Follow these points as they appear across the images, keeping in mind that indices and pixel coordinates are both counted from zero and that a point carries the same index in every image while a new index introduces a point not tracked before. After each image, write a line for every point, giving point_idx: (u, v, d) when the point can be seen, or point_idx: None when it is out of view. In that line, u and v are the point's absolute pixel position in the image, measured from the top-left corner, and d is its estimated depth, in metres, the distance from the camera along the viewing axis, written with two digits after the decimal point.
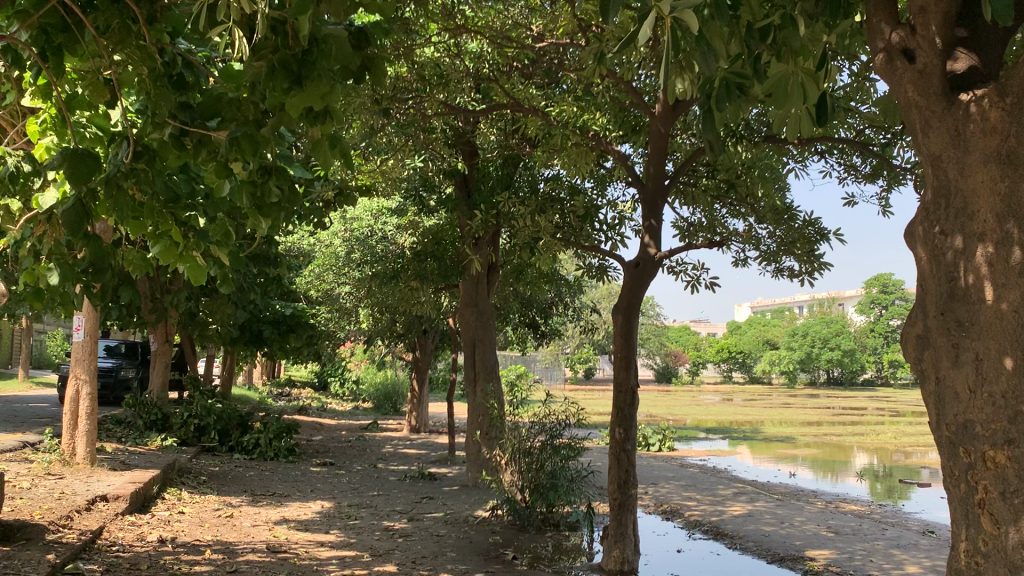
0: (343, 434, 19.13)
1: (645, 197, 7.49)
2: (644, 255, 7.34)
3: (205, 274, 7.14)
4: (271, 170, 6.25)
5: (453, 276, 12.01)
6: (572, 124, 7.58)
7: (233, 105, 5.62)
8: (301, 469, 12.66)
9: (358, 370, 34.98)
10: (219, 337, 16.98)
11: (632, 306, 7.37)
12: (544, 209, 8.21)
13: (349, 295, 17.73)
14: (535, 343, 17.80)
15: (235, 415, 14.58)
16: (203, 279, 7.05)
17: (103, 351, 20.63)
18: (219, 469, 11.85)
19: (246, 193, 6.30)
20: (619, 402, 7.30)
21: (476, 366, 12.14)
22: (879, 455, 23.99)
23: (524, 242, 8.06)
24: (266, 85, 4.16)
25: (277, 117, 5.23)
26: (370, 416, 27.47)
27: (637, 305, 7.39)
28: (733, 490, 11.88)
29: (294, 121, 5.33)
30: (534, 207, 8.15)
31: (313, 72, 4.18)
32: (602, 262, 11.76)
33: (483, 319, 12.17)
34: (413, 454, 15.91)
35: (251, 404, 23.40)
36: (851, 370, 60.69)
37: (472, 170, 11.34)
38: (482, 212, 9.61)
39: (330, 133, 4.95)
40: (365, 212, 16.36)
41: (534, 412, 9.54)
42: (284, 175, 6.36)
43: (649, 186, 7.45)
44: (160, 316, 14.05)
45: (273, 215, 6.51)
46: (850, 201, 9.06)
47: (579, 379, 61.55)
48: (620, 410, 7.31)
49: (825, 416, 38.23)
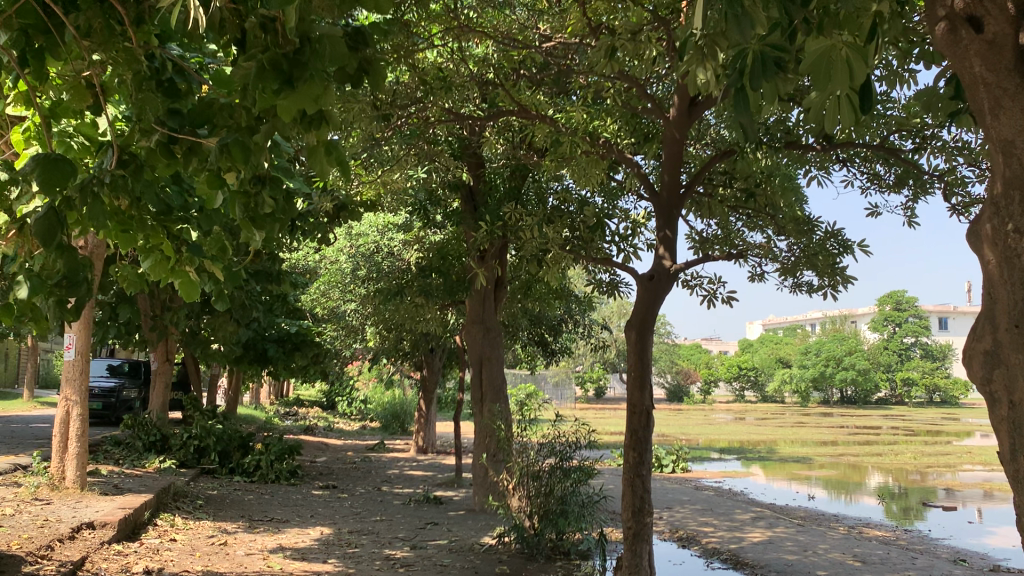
0: (349, 455, 18.71)
1: (659, 206, 7.06)
2: (659, 267, 6.92)
3: (196, 287, 6.81)
4: (264, 179, 5.92)
5: (459, 292, 11.77)
6: (582, 130, 7.16)
7: (227, 111, 5.38)
8: (302, 492, 12.24)
9: (366, 390, 34.57)
10: (222, 355, 16.62)
11: (646, 322, 6.96)
12: (550, 220, 7.85)
13: (354, 313, 17.37)
14: (544, 361, 17.40)
15: (236, 436, 14.20)
16: (194, 294, 6.69)
17: (106, 370, 20.32)
18: (218, 492, 11.45)
19: (239, 204, 5.96)
20: (633, 425, 6.87)
21: (483, 386, 11.73)
22: (894, 475, 23.42)
23: (531, 254, 7.66)
24: (254, 85, 3.76)
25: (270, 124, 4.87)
26: (377, 436, 27.05)
27: (651, 321, 6.97)
28: (751, 514, 11.39)
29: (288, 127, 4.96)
30: (541, 217, 7.79)
31: (305, 72, 3.78)
32: (612, 278, 11.56)
33: (491, 336, 11.76)
34: (419, 476, 15.47)
35: (256, 424, 23.03)
36: (864, 388, 59.88)
37: (479, 182, 11.00)
38: (489, 222, 9.25)
39: (327, 139, 4.60)
40: (371, 227, 15.99)
41: (543, 433, 9.16)
42: (279, 186, 6.00)
43: (663, 194, 7.02)
44: (160, 335, 13.71)
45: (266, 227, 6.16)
46: (874, 212, 8.65)
47: (590, 398, 60.99)
48: (634, 432, 6.87)
49: (840, 436, 37.56)
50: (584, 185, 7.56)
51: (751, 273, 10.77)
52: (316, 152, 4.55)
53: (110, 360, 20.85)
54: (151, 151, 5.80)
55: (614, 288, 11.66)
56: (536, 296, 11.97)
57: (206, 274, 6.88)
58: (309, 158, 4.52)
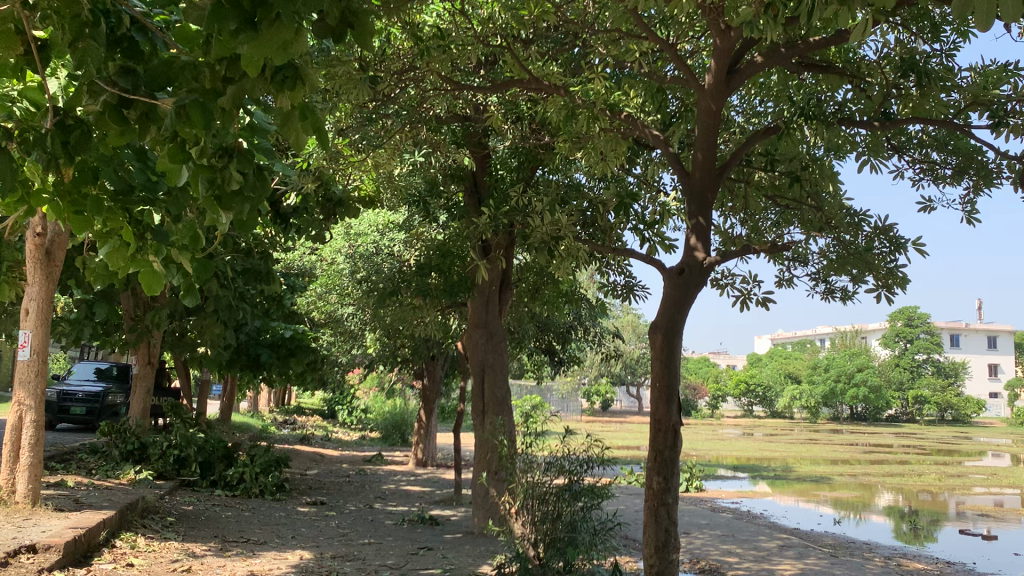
0: (343, 468, 17.73)
1: (692, 189, 6.07)
2: (691, 260, 5.96)
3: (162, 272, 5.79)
4: (234, 149, 4.70)
5: (460, 292, 10.99)
6: (601, 103, 6.31)
7: (191, 71, 4.41)
8: (286, 509, 11.24)
9: (366, 399, 33.60)
10: (209, 360, 15.68)
11: (674, 325, 5.99)
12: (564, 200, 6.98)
13: (352, 318, 16.46)
14: (551, 371, 16.44)
15: (219, 447, 13.18)
16: (154, 280, 5.60)
17: (93, 374, 19.49)
18: (192, 508, 10.45)
19: (201, 179, 4.76)
20: (658, 444, 5.91)
21: (484, 397, 10.73)
22: (907, 495, 22.37)
23: (541, 241, 6.67)
24: (209, 23, 3.07)
25: (238, 84, 4.04)
26: (375, 447, 26.09)
27: (680, 324, 6.00)
28: (778, 542, 10.38)
29: (260, 87, 4.14)
30: (552, 197, 6.92)
31: (270, 8, 3.03)
32: (628, 281, 10.71)
33: (494, 343, 10.76)
34: (416, 492, 14.46)
35: (249, 433, 22.09)
36: (877, 406, 58.46)
37: (485, 172, 10.10)
38: (493, 207, 8.36)
39: (304, 103, 4.10)
40: (370, 227, 15.09)
41: (552, 449, 8.20)
42: (251, 158, 4.74)
43: (696, 173, 6.04)
44: (141, 337, 12.78)
45: (236, 208, 4.87)
46: (928, 207, 7.68)
47: (596, 412, 59.86)
48: (659, 453, 5.91)
49: (854, 454, 36.45)
50: (604, 170, 6.67)
51: (779, 278, 9.97)
52: (290, 118, 4.05)
53: (97, 363, 20.03)
54: (98, 114, 4.52)
55: (630, 292, 10.72)
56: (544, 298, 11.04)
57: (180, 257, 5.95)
58: (282, 124, 4.06)
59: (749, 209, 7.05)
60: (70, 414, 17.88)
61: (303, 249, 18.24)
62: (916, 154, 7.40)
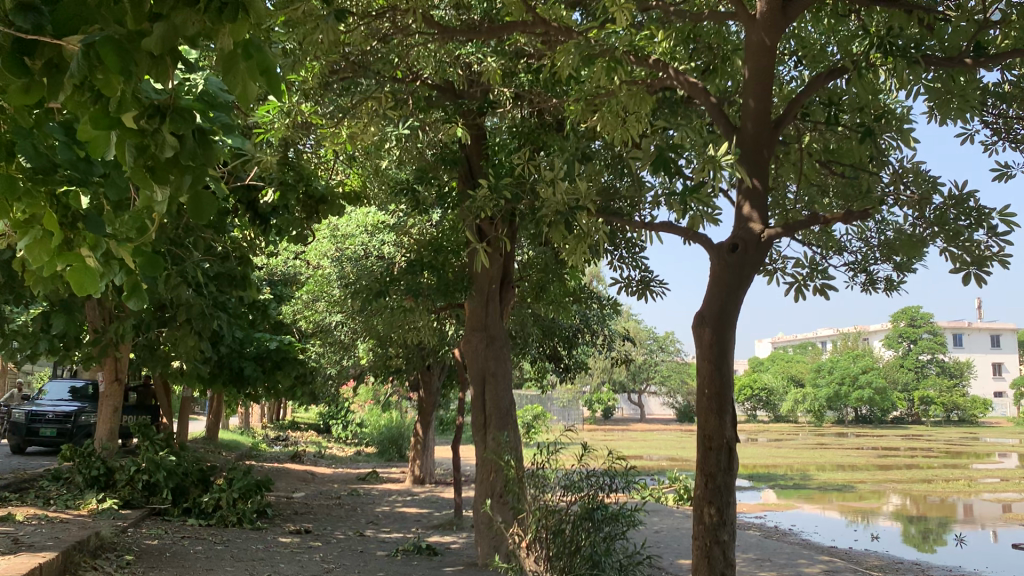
0: (334, 488, 16.50)
1: (745, 149, 5.38)
2: (747, 232, 5.34)
3: (96, 263, 4.46)
4: (165, 109, 3.23)
5: (457, 292, 9.63)
6: (626, 46, 5.28)
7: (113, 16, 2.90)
8: (266, 541, 9.97)
9: (360, 413, 32.29)
10: (185, 375, 14.43)
11: (724, 320, 5.43)
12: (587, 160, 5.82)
13: (341, 326, 15.30)
14: (555, 378, 15.20)
15: (194, 470, 11.90)
16: (91, 284, 4.37)
17: (68, 393, 18.25)
18: (156, 543, 9.17)
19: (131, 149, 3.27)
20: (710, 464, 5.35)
21: (486, 408, 9.46)
22: (932, 501, 21.08)
23: (555, 215, 5.57)
24: None
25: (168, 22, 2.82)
26: (370, 463, 24.83)
27: (732, 321, 5.44)
28: (821, 567, 9.16)
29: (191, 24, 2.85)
30: (572, 156, 5.81)
31: None
32: (645, 276, 9.53)
33: (495, 348, 9.57)
34: (412, 515, 13.22)
35: (236, 452, 20.88)
36: (882, 408, 57.08)
37: (481, 154, 9.10)
38: (489, 181, 7.20)
39: (249, 44, 2.93)
40: (359, 228, 13.92)
41: (567, 470, 7.03)
42: (191, 120, 3.27)
43: (749, 133, 5.36)
44: (106, 351, 11.52)
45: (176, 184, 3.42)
46: (1004, 174, 6.58)
47: (598, 419, 58.45)
48: (712, 475, 5.35)
49: (865, 458, 35.07)
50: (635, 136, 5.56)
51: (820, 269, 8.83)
52: (233, 64, 2.91)
53: (71, 382, 18.78)
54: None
55: (646, 289, 9.56)
56: (552, 295, 9.88)
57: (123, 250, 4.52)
58: (222, 72, 2.91)
59: (802, 173, 6.06)
60: (40, 437, 16.62)
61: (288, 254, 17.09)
62: (992, 112, 6.26)
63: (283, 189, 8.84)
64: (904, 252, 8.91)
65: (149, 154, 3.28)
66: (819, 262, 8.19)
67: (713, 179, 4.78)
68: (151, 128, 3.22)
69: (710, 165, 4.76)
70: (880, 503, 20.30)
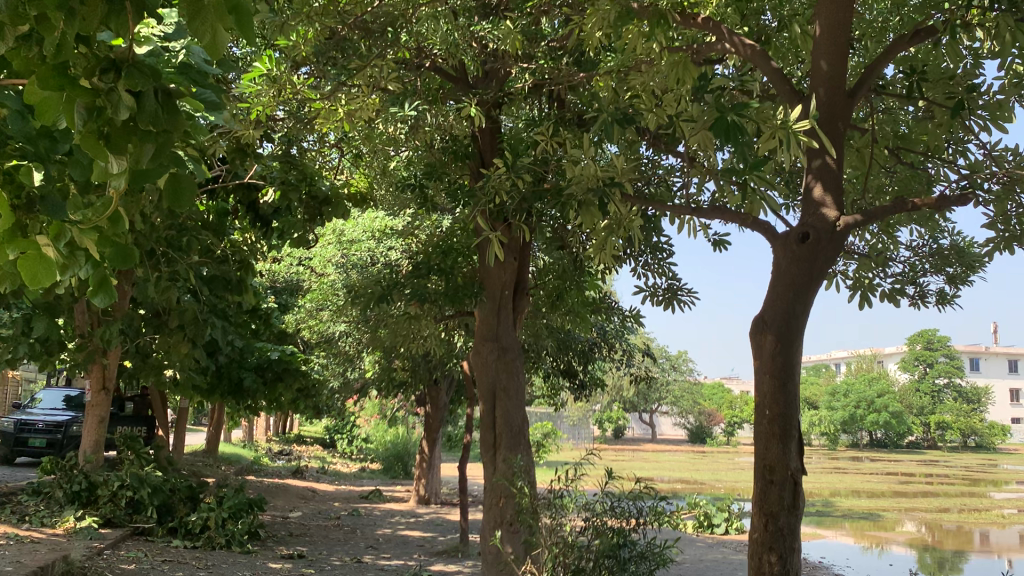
0: (335, 506, 15.67)
1: (823, 119, 4.96)
2: (819, 221, 4.95)
3: (57, 255, 3.44)
4: (117, 64, 2.62)
5: (465, 298, 8.77)
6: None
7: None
8: (255, 568, 9.09)
9: (366, 428, 31.49)
10: (178, 385, 13.63)
11: (791, 330, 5.00)
12: (630, 119, 4.81)
13: (345, 336, 14.54)
14: (568, 395, 14.36)
15: (182, 487, 11.10)
16: (44, 272, 3.38)
17: (61, 402, 17.50)
18: (132, 568, 8.29)
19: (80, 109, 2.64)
20: (772, 496, 4.89)
21: (497, 426, 8.64)
22: (953, 529, 20.07)
23: (577, 194, 5.09)
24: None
25: None
26: (374, 481, 23.99)
27: (798, 334, 5.03)
28: None
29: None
30: (612, 117, 4.78)
31: None
32: (671, 283, 8.69)
33: (507, 361, 8.74)
34: (415, 539, 12.38)
35: (236, 466, 20.11)
36: (898, 432, 55.80)
37: (493, 147, 8.18)
38: (505, 163, 6.51)
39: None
40: (366, 232, 13.21)
41: (588, 501, 6.16)
42: (148, 73, 2.64)
43: (829, 102, 4.93)
44: (91, 356, 10.73)
45: (121, 148, 2.72)
46: None
47: (609, 439, 57.41)
48: (773, 507, 4.89)
49: (884, 484, 33.91)
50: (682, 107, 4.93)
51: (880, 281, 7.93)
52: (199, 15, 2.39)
53: (67, 390, 18.05)
54: None
55: (673, 298, 8.75)
56: (568, 306, 9.14)
57: (88, 236, 3.51)
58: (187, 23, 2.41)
59: (873, 153, 5.45)
60: (30, 447, 15.89)
61: (291, 260, 16.42)
62: None
63: (285, 188, 8.13)
64: (957, 262, 8.06)
65: (105, 119, 2.67)
66: (871, 271, 7.35)
67: (783, 150, 4.02)
68: (105, 85, 2.58)
69: (779, 134, 4.02)
70: (900, 532, 19.30)
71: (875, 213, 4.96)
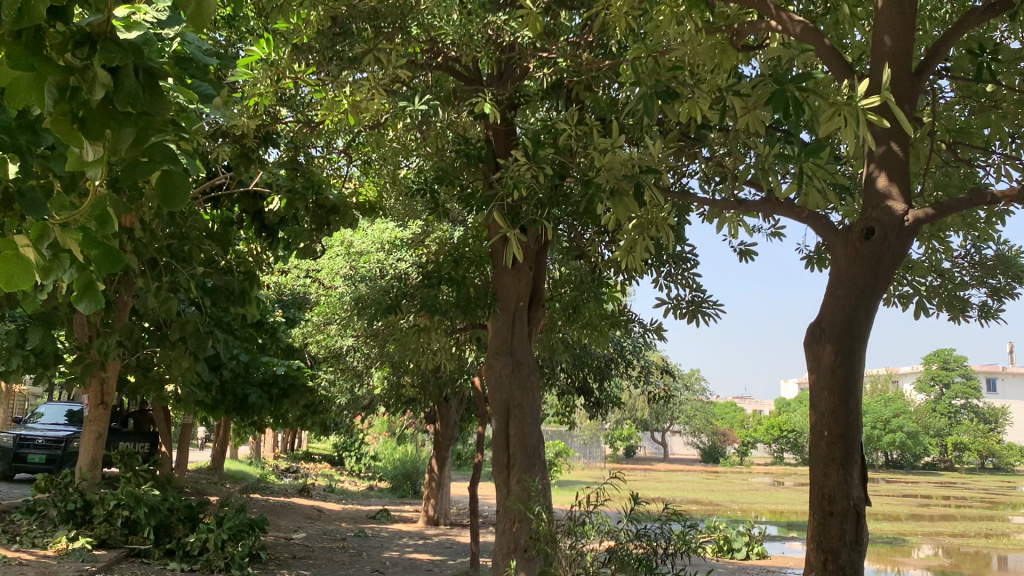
0: (340, 527, 15.18)
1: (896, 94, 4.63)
2: (887, 217, 4.55)
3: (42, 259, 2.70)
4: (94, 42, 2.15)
5: (478, 309, 8.32)
6: None
7: None
8: None
9: (375, 445, 30.97)
10: (180, 399, 13.21)
11: (852, 340, 4.56)
12: (671, 98, 4.44)
13: (353, 351, 14.12)
14: (582, 413, 13.85)
15: (181, 506, 10.64)
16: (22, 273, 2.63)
17: (63, 418, 17.07)
18: None
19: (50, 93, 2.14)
20: (834, 527, 4.42)
21: (510, 446, 8.15)
22: (977, 554, 19.32)
23: (609, 185, 4.71)
24: None
25: None
26: (382, 500, 23.46)
27: (859, 345, 4.59)
28: None
29: None
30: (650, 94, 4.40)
31: None
32: (694, 295, 8.23)
33: (522, 376, 8.28)
34: (422, 563, 11.88)
35: (241, 484, 19.62)
36: (914, 453, 54.80)
37: (508, 145, 7.82)
38: (525, 154, 6.09)
39: None
40: (375, 243, 12.82)
41: (610, 527, 5.64)
42: (130, 50, 2.16)
43: (896, 80, 4.62)
44: (88, 370, 10.32)
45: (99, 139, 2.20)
46: None
47: (620, 458, 56.55)
48: (833, 540, 4.42)
49: (903, 507, 33.06)
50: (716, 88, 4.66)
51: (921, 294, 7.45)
52: None
53: (70, 406, 17.64)
54: None
55: (697, 311, 8.28)
56: (584, 318, 8.70)
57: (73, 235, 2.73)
58: None
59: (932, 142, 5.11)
60: (28, 463, 15.47)
61: (299, 272, 16.04)
62: None
63: (291, 197, 7.66)
64: (1002, 273, 7.57)
65: (80, 101, 2.16)
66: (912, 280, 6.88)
67: (849, 129, 3.75)
68: (80, 63, 2.12)
69: (844, 112, 3.76)
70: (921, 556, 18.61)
71: (946, 207, 4.57)
